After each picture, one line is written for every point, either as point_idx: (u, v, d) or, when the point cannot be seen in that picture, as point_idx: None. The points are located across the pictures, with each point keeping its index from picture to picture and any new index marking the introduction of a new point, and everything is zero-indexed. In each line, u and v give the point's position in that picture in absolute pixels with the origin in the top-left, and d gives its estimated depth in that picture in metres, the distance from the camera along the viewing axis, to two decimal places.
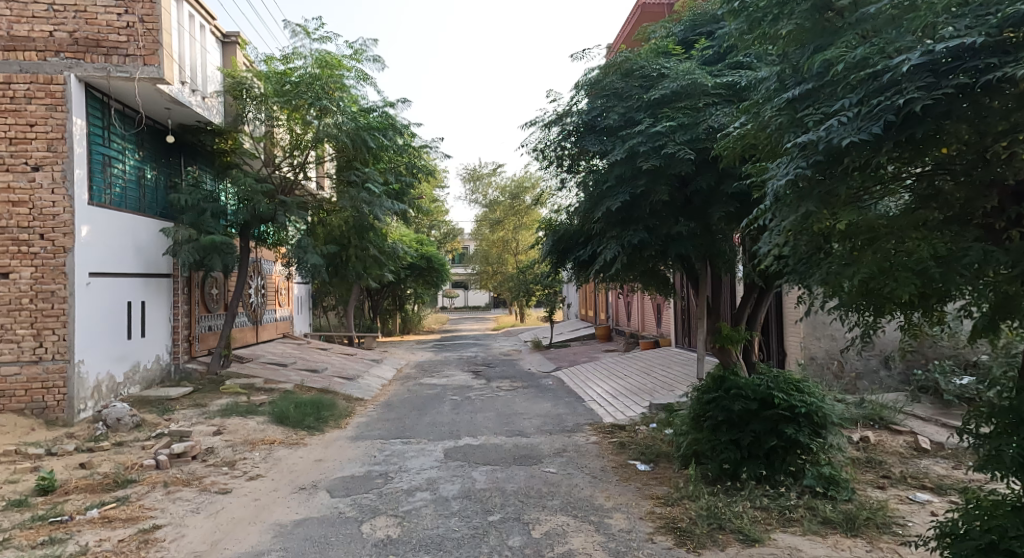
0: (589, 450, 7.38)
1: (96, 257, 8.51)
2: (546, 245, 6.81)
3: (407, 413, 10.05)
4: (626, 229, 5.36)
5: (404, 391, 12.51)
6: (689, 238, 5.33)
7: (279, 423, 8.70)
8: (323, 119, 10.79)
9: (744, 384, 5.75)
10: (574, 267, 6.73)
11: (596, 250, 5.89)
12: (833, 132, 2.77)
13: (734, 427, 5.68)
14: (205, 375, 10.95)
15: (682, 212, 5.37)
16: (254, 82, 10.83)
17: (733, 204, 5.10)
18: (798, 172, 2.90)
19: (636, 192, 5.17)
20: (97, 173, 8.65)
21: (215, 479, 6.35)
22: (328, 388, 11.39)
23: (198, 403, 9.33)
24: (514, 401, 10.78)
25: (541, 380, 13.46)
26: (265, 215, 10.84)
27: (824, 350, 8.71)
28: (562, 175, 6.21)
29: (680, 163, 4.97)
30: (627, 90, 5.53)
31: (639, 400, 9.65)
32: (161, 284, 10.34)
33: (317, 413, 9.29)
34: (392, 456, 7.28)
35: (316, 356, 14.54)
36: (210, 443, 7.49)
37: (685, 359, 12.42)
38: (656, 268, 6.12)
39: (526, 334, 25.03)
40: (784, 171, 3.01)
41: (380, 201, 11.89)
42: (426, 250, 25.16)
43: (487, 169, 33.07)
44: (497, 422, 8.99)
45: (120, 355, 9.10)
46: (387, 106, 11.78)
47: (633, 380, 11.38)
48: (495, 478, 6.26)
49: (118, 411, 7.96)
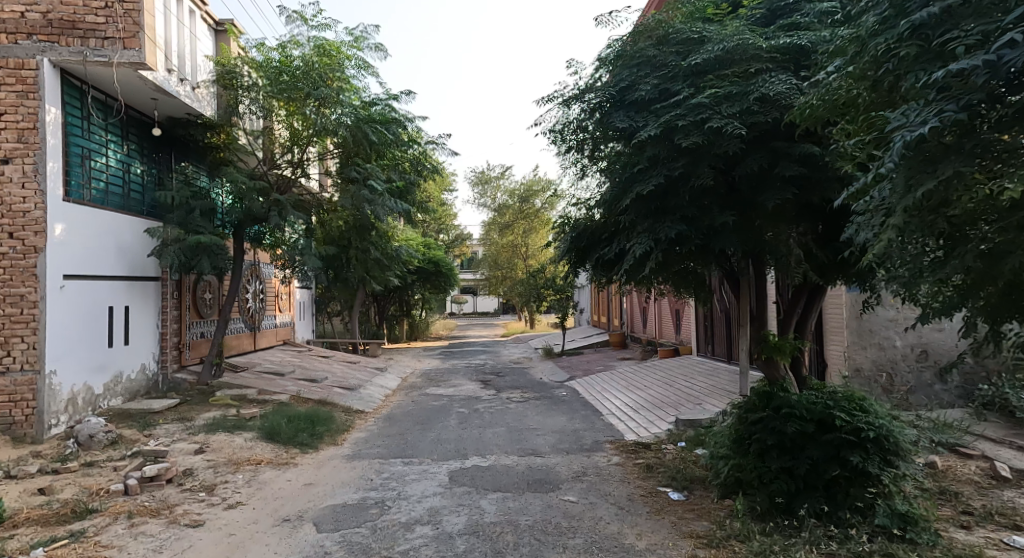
0: (613, 474, 6.55)
1: (72, 258, 7.81)
2: (563, 244, 6.01)
3: (410, 428, 9.26)
4: (660, 221, 4.57)
5: (408, 402, 11.72)
6: (737, 231, 4.46)
7: (270, 439, 7.94)
8: (323, 111, 10.20)
9: (797, 402, 4.95)
10: (596, 266, 5.90)
11: (623, 246, 5.08)
12: (1012, 57, 2.31)
13: (788, 454, 4.85)
14: (195, 386, 10.21)
15: (727, 201, 4.55)
16: (248, 74, 10.20)
17: (790, 190, 4.26)
18: (948, 115, 2.43)
19: (674, 175, 4.37)
20: (74, 167, 7.98)
21: (189, 508, 5.58)
22: (327, 400, 10.62)
23: (184, 417, 8.59)
24: (526, 414, 9.97)
25: (554, 391, 12.63)
26: (259, 215, 10.17)
27: (871, 361, 7.84)
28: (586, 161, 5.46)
29: (729, 138, 4.22)
30: (661, 58, 4.73)
31: (663, 414, 8.81)
32: (147, 288, 9.63)
33: (312, 428, 8.52)
34: (391, 480, 6.49)
35: (316, 365, 13.80)
36: (190, 464, 6.75)
37: (709, 368, 11.52)
38: (690, 269, 5.33)
39: (536, 341, 24.16)
40: (920, 120, 2.54)
41: (383, 200, 11.05)
42: (433, 254, 24.40)
43: (496, 172, 32.32)
44: (509, 439, 8.18)
45: (99, 365, 8.38)
46: (390, 98, 11.05)
47: (654, 391, 10.53)
48: (507, 508, 5.45)
49: (91, 427, 7.23)
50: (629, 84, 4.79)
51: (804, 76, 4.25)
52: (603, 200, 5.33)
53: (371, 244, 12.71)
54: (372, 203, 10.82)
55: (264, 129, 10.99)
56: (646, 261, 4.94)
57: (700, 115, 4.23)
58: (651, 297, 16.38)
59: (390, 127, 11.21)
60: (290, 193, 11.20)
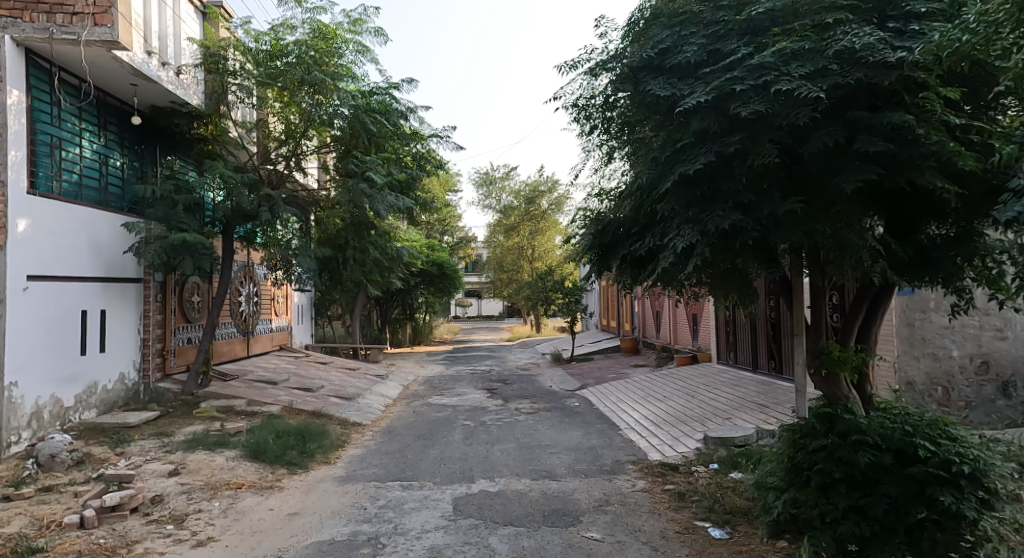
0: (640, 503, 5.72)
1: (38, 257, 7.06)
2: (585, 240, 5.22)
3: (411, 444, 8.47)
4: (705, 212, 3.81)
5: (410, 413, 10.94)
6: (803, 222, 3.65)
7: (255, 458, 7.14)
8: (318, 100, 9.45)
9: (870, 428, 4.14)
10: (622, 267, 5.12)
11: (661, 241, 4.29)
12: None
13: (859, 490, 4.05)
14: (178, 396, 9.43)
15: (789, 187, 3.77)
16: (235, 60, 9.39)
17: (873, 169, 3.46)
18: None
19: (728, 152, 3.59)
20: (41, 157, 7.23)
21: (151, 546, 4.79)
22: (322, 412, 9.85)
23: (163, 432, 7.81)
24: (537, 428, 9.16)
25: (566, 401, 11.82)
26: (248, 212, 9.43)
27: (924, 373, 7.00)
28: (615, 142, 4.69)
29: (798, 106, 3.45)
30: (709, 13, 3.96)
31: (689, 431, 7.97)
32: (126, 290, 8.89)
33: (302, 445, 7.73)
34: (387, 509, 5.69)
35: (312, 372, 13.03)
36: (161, 489, 5.97)
37: (734, 379, 10.67)
38: (736, 270, 4.54)
39: (544, 346, 23.34)
40: None
41: (383, 195, 10.22)
42: (436, 255, 23.66)
43: (501, 172, 31.58)
44: (519, 459, 7.37)
45: (68, 374, 7.63)
46: (391, 87, 10.30)
47: (675, 404, 9.70)
48: (521, 549, 4.65)
49: (53, 446, 6.46)
50: (671, 45, 4.01)
51: (892, 28, 3.48)
52: (633, 187, 4.55)
53: (370, 243, 11.73)
54: (371, 197, 10.02)
55: (257, 122, 10.41)
56: (686, 259, 4.18)
57: (763, 77, 3.45)
58: (665, 300, 15.59)
59: (391, 118, 10.42)
60: (283, 188, 10.49)
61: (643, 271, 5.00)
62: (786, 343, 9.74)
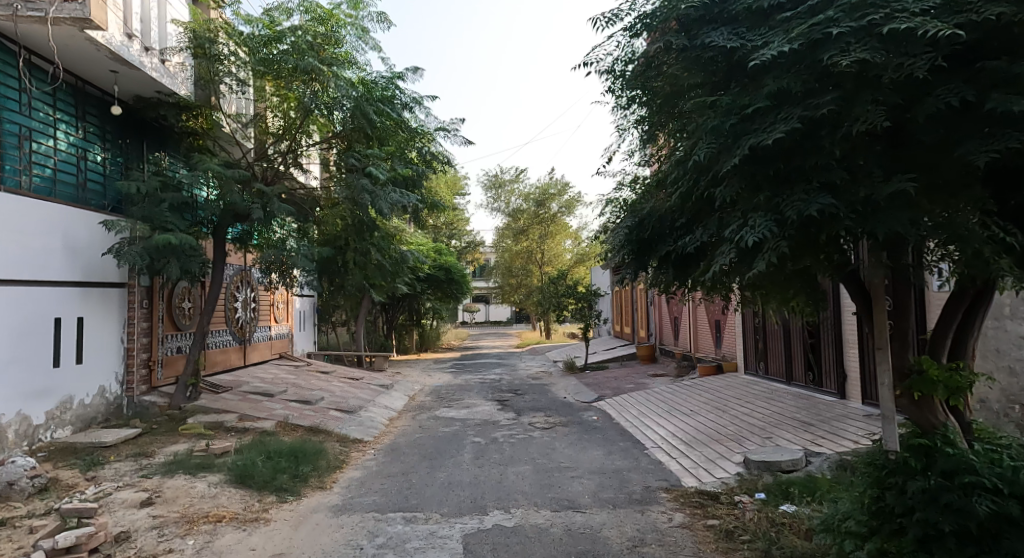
0: (682, 543, 4.89)
1: (3, 259, 6.34)
2: (618, 235, 4.45)
3: (416, 465, 7.67)
4: (778, 199, 3.06)
5: (415, 428, 10.14)
6: (909, 207, 2.85)
7: (241, 484, 6.37)
8: (315, 90, 8.80)
9: (986, 469, 3.34)
10: (663, 267, 4.33)
11: (722, 233, 3.49)
12: None
13: (975, 546, 3.23)
14: (165, 411, 8.68)
15: (891, 163, 2.97)
16: (230, 48, 8.77)
17: (1017, 133, 2.65)
18: None
19: (817, 116, 2.83)
20: (8, 149, 6.53)
21: None
22: (320, 427, 9.08)
23: (142, 452, 7.05)
24: (554, 447, 8.35)
25: (583, 414, 11.00)
26: (240, 210, 8.70)
27: (998, 390, 6.15)
28: (661, 116, 3.95)
29: (913, 56, 2.69)
30: None
31: (725, 452, 7.15)
32: (108, 295, 8.17)
33: (295, 467, 6.95)
34: (387, 550, 4.88)
35: (312, 383, 12.26)
36: (129, 524, 5.20)
37: (768, 392, 9.83)
38: (805, 271, 3.76)
39: (555, 353, 22.51)
40: None
41: (385, 192, 9.42)
42: (444, 260, 22.96)
43: (510, 174, 30.76)
44: (537, 486, 6.55)
45: (39, 389, 6.89)
46: (395, 77, 9.57)
47: (705, 420, 8.86)
48: None
49: (12, 473, 5.71)
50: None
51: None
52: (683, 169, 3.79)
53: (371, 245, 10.74)
54: (372, 195, 9.22)
55: (251, 119, 9.97)
56: (748, 259, 3.41)
57: (869, 17, 2.71)
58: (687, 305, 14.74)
59: (396, 110, 9.68)
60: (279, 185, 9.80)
61: (689, 272, 4.23)
62: (826, 354, 8.94)
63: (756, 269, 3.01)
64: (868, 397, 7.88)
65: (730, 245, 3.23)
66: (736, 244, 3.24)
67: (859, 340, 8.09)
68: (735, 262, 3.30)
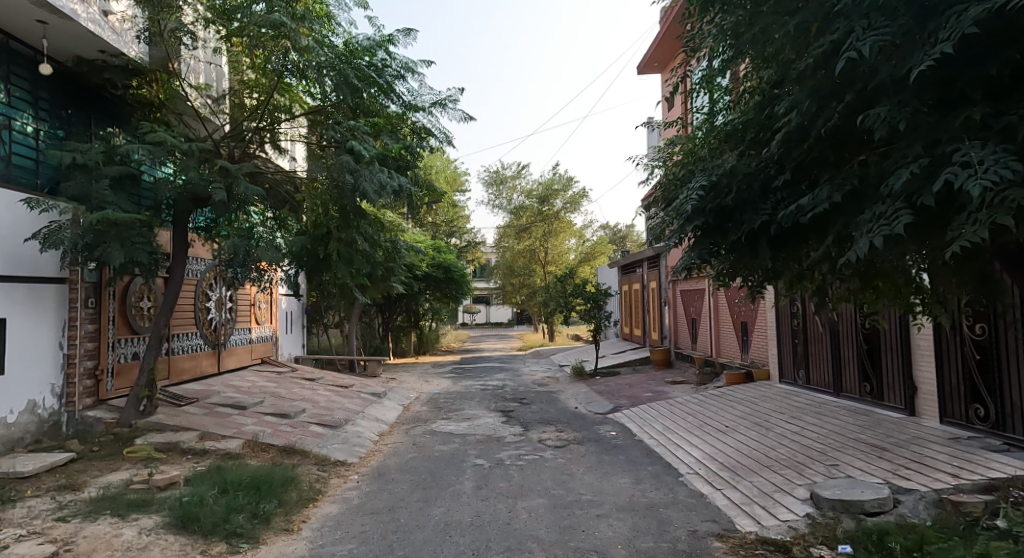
0: None
1: None
2: (683, 203, 3.49)
3: (407, 497, 6.35)
4: (1007, 122, 2.57)
5: (408, 445, 8.83)
6: None
7: (182, 528, 5.03)
8: (290, 56, 7.68)
9: None
10: (757, 250, 3.40)
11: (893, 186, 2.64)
12: None
13: None
14: (112, 429, 7.36)
15: None
16: (194, 17, 7.69)
17: None
18: None
19: None
20: None
21: None
22: (296, 447, 7.76)
23: (68, 485, 5.73)
24: (572, 473, 7.04)
25: (600, 428, 9.69)
26: (198, 192, 7.38)
27: None
28: (785, 38, 3.29)
29: None
30: None
31: (785, 484, 5.91)
32: (39, 291, 6.84)
33: (256, 503, 5.61)
34: None
35: (295, 392, 10.95)
36: None
37: (813, 404, 8.62)
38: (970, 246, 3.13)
39: (562, 356, 21.24)
40: None
41: (371, 171, 8.07)
42: (443, 258, 21.73)
43: (513, 170, 29.51)
44: (555, 529, 5.23)
45: None
46: (386, 41, 8.32)
47: (746, 438, 7.65)
48: None
49: None
50: None
51: None
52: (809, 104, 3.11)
53: (357, 233, 9.13)
54: (356, 174, 7.90)
55: (227, 96, 8.94)
56: (918, 231, 2.76)
57: None
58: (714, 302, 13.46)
59: (384, 78, 8.45)
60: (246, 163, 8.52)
61: (792, 256, 3.36)
62: (889, 362, 7.65)
63: (965, 236, 2.35)
64: (947, 414, 6.62)
65: (900, 206, 2.53)
66: (907, 205, 2.58)
67: (934, 343, 6.82)
68: (898, 237, 2.62)
